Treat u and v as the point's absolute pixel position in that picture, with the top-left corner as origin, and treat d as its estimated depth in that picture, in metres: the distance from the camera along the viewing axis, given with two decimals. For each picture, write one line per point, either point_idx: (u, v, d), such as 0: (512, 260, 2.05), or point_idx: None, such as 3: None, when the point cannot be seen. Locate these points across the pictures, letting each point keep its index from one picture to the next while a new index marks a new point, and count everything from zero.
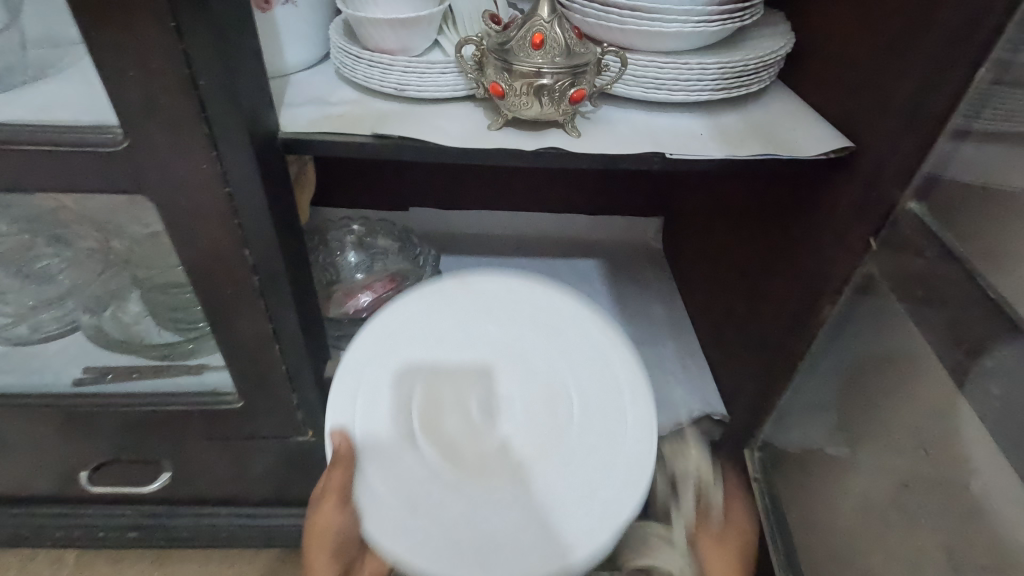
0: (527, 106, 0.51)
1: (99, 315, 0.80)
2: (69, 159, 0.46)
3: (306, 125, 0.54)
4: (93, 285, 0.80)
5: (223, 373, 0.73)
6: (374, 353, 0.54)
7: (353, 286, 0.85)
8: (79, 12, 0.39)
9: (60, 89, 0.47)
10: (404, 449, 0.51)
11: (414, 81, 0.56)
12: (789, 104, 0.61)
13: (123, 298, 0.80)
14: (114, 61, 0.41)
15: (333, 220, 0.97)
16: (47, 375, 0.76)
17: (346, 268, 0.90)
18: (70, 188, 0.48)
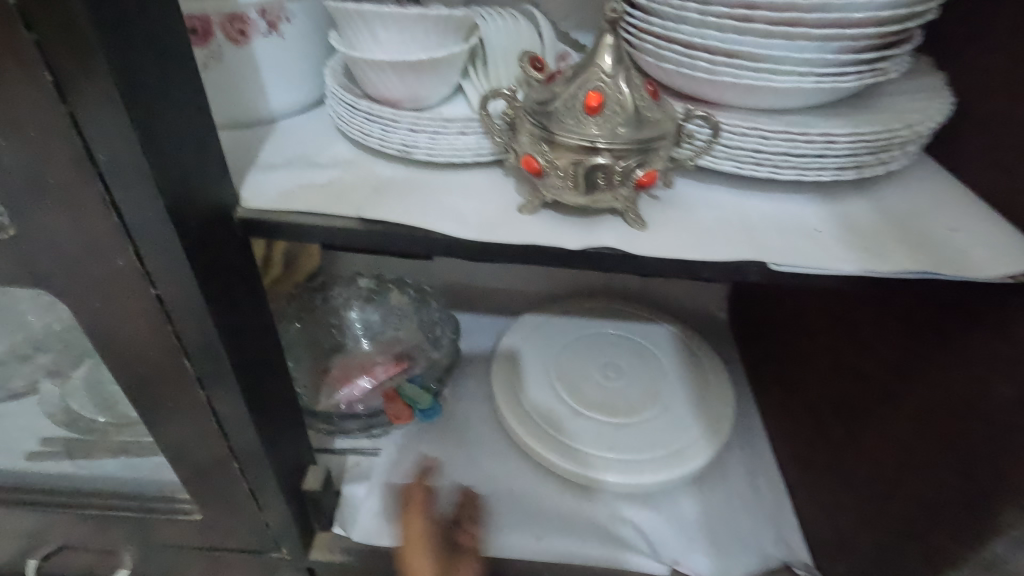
0: (573, 190, 0.37)
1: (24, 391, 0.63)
2: None
3: (274, 198, 0.40)
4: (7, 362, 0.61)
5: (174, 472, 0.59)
6: (512, 346, 0.75)
7: (356, 363, 0.73)
8: None
9: None
10: (538, 395, 0.69)
11: (424, 143, 0.42)
12: (945, 189, 0.43)
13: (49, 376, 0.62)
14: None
15: (342, 271, 0.84)
16: None
17: (352, 333, 0.79)
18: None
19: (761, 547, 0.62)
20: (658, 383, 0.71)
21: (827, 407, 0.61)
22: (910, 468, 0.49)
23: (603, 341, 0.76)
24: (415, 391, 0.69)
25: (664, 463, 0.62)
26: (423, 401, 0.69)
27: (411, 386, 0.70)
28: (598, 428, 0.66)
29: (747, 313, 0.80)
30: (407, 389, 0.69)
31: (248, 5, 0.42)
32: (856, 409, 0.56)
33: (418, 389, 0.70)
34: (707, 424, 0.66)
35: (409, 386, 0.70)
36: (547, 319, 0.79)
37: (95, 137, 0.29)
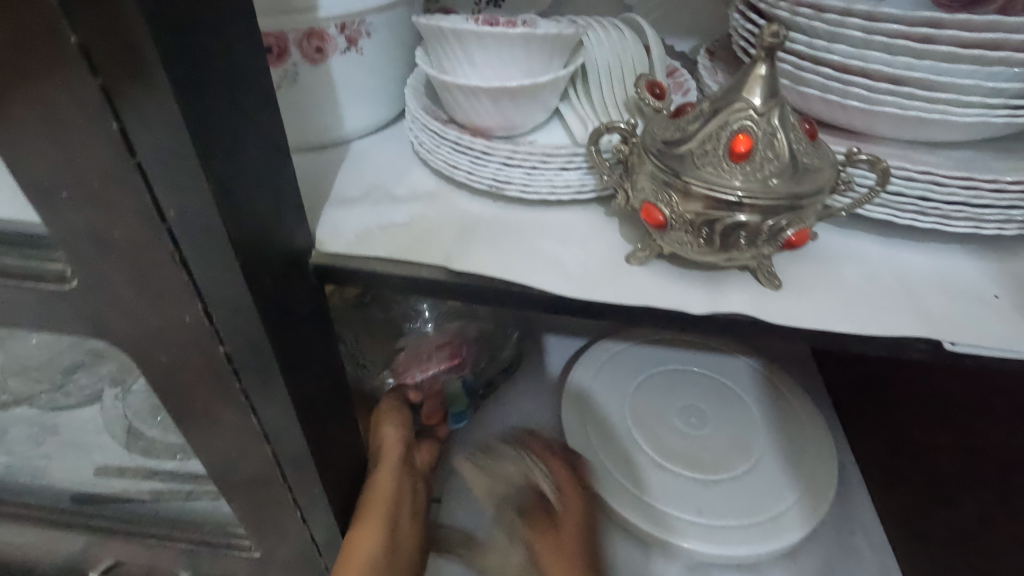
0: (701, 248, 0.31)
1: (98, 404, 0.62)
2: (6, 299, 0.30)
3: (352, 241, 0.36)
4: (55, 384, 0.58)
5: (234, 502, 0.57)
6: (571, 393, 0.69)
7: (412, 348, 0.68)
8: None
9: None
10: (610, 429, 0.65)
11: (518, 177, 0.37)
12: None
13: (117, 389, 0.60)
14: (30, 175, 0.25)
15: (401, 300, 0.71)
16: (43, 473, 0.63)
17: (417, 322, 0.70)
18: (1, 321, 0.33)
19: None
20: (723, 403, 0.68)
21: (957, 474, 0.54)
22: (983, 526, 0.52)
23: (660, 379, 0.71)
24: (456, 393, 0.68)
25: (756, 492, 0.60)
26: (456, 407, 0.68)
27: (453, 386, 0.68)
28: (684, 483, 0.61)
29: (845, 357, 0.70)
30: (448, 390, 0.68)
31: (328, 20, 0.38)
32: (964, 477, 0.54)
33: (459, 390, 0.68)
34: (803, 485, 0.61)
35: (452, 388, 0.68)
36: (616, 350, 0.74)
37: (164, 187, 0.25)
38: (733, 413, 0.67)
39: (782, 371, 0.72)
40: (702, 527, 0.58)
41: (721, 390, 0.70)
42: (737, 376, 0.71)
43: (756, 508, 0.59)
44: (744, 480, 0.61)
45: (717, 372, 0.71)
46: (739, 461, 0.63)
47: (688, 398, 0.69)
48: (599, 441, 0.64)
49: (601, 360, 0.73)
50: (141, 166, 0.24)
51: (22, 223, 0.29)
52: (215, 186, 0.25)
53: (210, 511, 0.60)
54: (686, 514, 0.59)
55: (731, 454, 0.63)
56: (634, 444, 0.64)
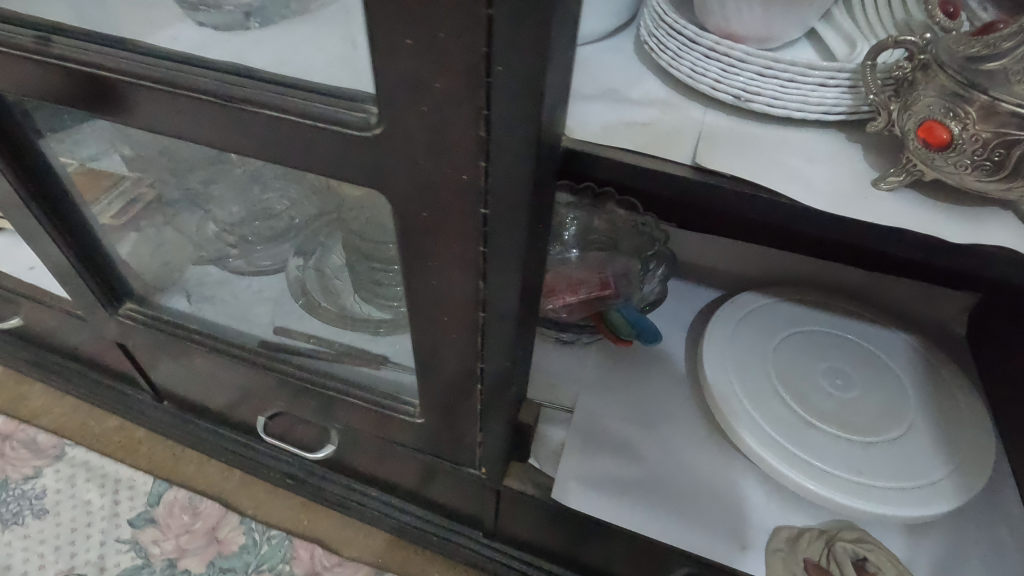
0: (978, 171, 0.31)
1: (308, 261, 0.73)
2: (314, 137, 0.36)
3: (599, 133, 0.38)
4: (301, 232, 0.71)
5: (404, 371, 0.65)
6: (714, 335, 0.69)
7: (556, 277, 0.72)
8: None
9: (315, 34, 0.38)
10: (752, 374, 0.66)
11: (771, 89, 0.37)
12: None
13: (328, 249, 0.71)
14: (388, 24, 0.30)
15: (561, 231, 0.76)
16: (244, 318, 0.74)
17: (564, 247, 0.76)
18: (304, 168, 0.39)
19: None
20: (875, 369, 0.67)
21: None
22: None
23: (807, 336, 0.70)
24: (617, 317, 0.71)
25: (898, 462, 0.59)
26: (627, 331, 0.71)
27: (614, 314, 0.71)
28: (832, 442, 0.61)
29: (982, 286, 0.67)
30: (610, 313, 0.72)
31: None
32: None
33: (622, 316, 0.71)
34: (950, 462, 0.59)
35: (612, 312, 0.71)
36: (764, 302, 0.73)
37: (504, 44, 0.29)
38: (885, 380, 0.66)
39: (943, 354, 0.68)
40: (851, 485, 0.58)
41: (872, 357, 0.68)
42: (891, 345, 0.69)
43: (897, 474, 0.58)
44: (887, 446, 0.61)
45: (870, 339, 0.70)
46: (885, 428, 0.62)
47: (836, 359, 0.68)
48: (739, 384, 0.65)
49: (743, 312, 0.72)
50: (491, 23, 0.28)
51: (354, 83, 0.36)
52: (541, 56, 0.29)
53: (379, 377, 0.68)
54: (823, 466, 0.59)
55: (875, 420, 0.63)
56: (772, 392, 0.65)
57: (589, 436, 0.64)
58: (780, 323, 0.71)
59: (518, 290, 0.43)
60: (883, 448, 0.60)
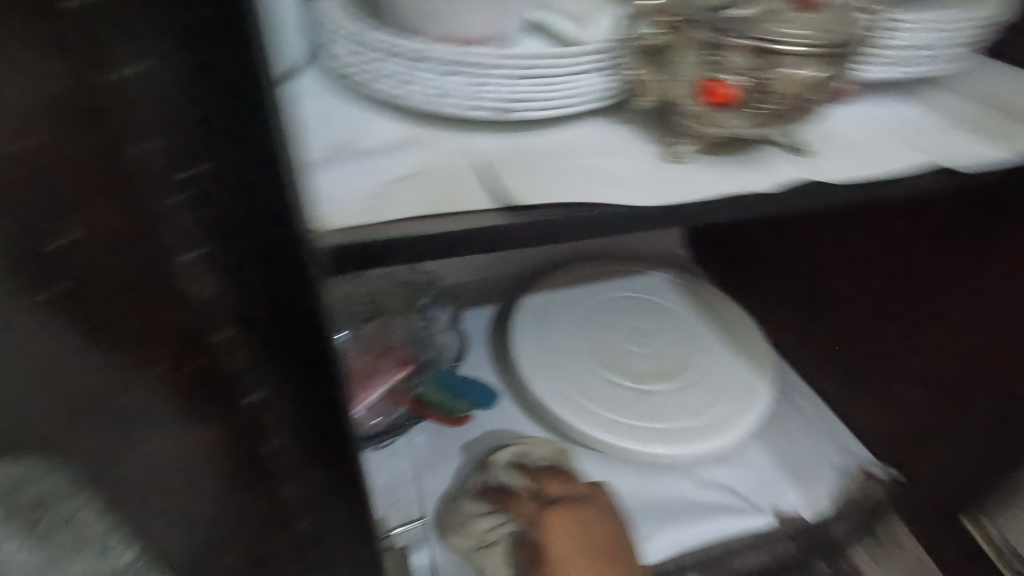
0: (761, 120, 0.30)
1: None
2: None
3: (363, 208, 0.26)
4: None
5: None
6: (523, 352, 0.64)
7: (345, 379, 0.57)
8: None
9: None
10: (575, 371, 0.63)
11: (533, 91, 0.30)
12: (998, 71, 0.44)
13: None
14: None
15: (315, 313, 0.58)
16: None
17: None
18: None
19: (830, 459, 0.63)
20: (657, 312, 0.71)
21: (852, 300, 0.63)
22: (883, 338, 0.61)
23: (594, 309, 0.70)
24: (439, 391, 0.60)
25: (722, 382, 0.63)
26: (460, 403, 0.59)
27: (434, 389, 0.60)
28: (667, 396, 0.62)
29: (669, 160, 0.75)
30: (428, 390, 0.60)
31: None
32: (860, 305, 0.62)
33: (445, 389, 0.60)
34: (751, 360, 0.66)
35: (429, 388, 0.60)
36: (546, 298, 0.71)
37: (184, 127, 0.17)
38: (671, 315, 0.71)
39: (692, 276, 0.77)
40: (704, 427, 0.59)
41: (651, 302, 0.72)
42: (657, 284, 0.75)
43: (731, 393, 0.62)
44: (705, 372, 0.64)
45: (639, 288, 0.74)
46: (695, 359, 0.66)
47: (628, 318, 0.70)
48: (573, 388, 0.61)
49: (536, 317, 0.69)
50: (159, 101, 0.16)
51: None
52: (265, 139, 0.17)
53: None
54: (675, 424, 0.59)
55: (686, 355, 0.66)
56: (601, 379, 0.63)
57: (469, 536, 0.53)
58: (567, 309, 0.70)
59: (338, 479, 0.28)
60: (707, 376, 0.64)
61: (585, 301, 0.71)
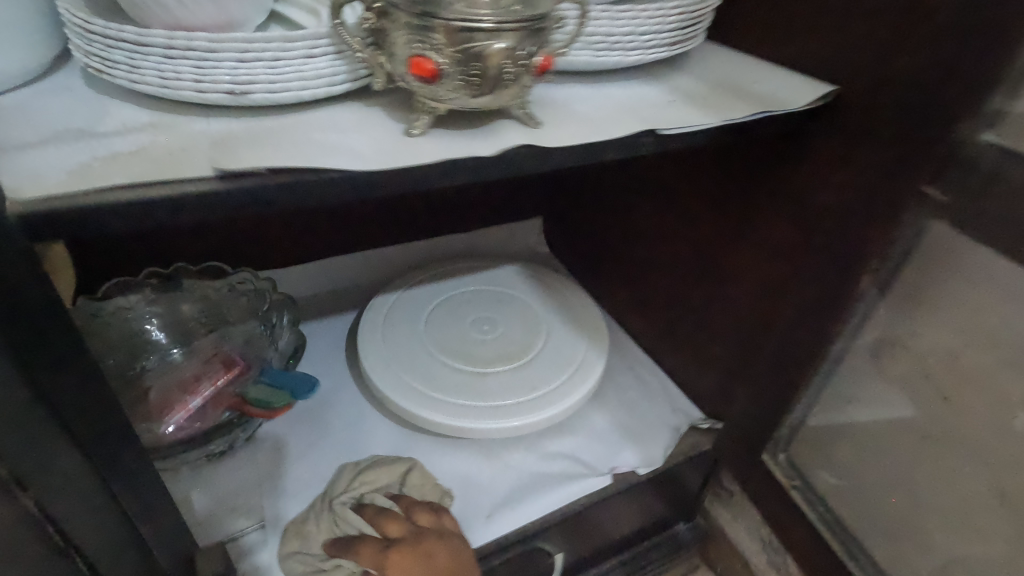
0: (468, 93, 0.34)
1: None
2: None
3: (70, 180, 0.27)
4: None
5: None
6: (371, 350, 0.67)
7: (167, 388, 0.57)
8: None
9: None
10: (417, 364, 0.66)
11: (263, 74, 0.33)
12: (728, 58, 0.51)
13: None
14: None
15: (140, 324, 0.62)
16: None
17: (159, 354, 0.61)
18: None
19: (663, 420, 0.69)
20: (505, 302, 0.75)
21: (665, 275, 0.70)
22: (690, 307, 0.67)
23: (444, 305, 0.74)
24: (261, 389, 0.58)
25: (560, 361, 0.67)
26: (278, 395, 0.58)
27: (255, 387, 0.58)
28: (502, 378, 0.66)
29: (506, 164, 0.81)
30: (251, 389, 0.58)
31: None
32: (672, 280, 0.69)
33: (266, 385, 0.59)
34: (588, 337, 0.71)
35: (252, 386, 0.58)
36: (397, 298, 0.74)
37: None
38: (517, 303, 0.75)
39: (541, 267, 0.82)
40: (533, 402, 0.63)
41: (500, 293, 0.76)
42: (508, 276, 0.79)
43: (567, 366, 0.67)
44: (543, 351, 0.69)
45: (490, 281, 0.78)
46: (535, 341, 0.70)
47: (475, 310, 0.73)
48: (414, 380, 0.64)
49: (384, 317, 0.71)
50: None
51: None
52: None
53: None
54: (505, 402, 0.63)
55: (527, 338, 0.70)
56: (442, 367, 0.66)
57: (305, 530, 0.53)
58: (417, 306, 0.73)
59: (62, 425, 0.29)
60: (544, 354, 0.68)
61: (436, 297, 0.74)
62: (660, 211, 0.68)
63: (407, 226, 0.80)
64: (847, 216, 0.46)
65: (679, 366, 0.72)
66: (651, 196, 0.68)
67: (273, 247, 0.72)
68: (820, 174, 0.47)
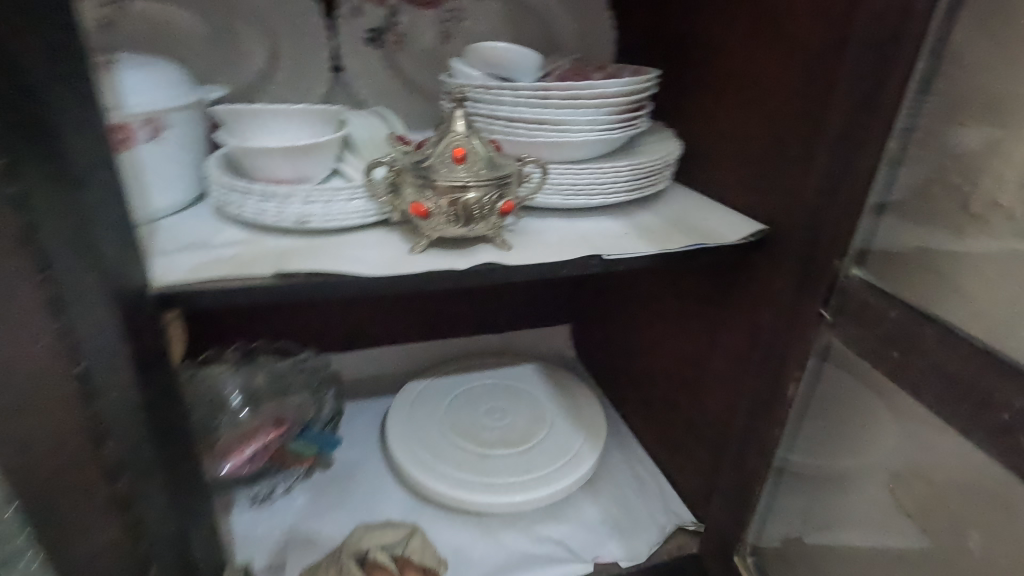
0: (454, 224, 0.48)
1: None
2: None
3: (189, 273, 0.44)
4: None
5: None
6: (395, 425, 0.78)
7: (229, 437, 0.69)
8: None
9: None
10: (431, 442, 0.76)
11: (318, 210, 0.48)
12: (688, 200, 0.63)
13: None
14: None
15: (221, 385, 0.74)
16: None
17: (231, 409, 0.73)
18: None
19: (655, 519, 0.72)
20: (517, 396, 0.85)
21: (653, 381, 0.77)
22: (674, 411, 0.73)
23: (464, 394, 0.85)
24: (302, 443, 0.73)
25: (559, 451, 0.75)
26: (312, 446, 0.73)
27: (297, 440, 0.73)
28: (502, 460, 0.74)
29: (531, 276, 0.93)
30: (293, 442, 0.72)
31: (131, 115, 0.45)
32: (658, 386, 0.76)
33: (305, 439, 0.73)
34: (587, 433, 0.78)
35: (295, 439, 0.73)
36: (426, 385, 0.86)
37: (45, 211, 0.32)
38: (528, 398, 0.84)
39: (557, 368, 0.91)
40: (528, 483, 0.70)
41: (515, 387, 0.86)
42: (525, 374, 0.90)
43: (563, 455, 0.74)
44: (543, 441, 0.76)
45: (508, 377, 0.89)
46: (538, 431, 0.78)
47: (490, 400, 0.84)
48: (426, 454, 0.74)
49: (412, 400, 0.83)
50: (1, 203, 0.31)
51: None
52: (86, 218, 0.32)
53: None
54: (501, 481, 0.71)
55: (531, 428, 0.79)
56: (452, 446, 0.76)
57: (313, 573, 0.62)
58: (442, 393, 0.84)
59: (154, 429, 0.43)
60: (545, 443, 0.76)
61: (457, 387, 0.86)
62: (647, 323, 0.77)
63: (439, 325, 0.92)
64: (780, 329, 0.55)
65: (669, 469, 0.76)
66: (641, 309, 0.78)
67: (332, 335, 0.87)
68: (759, 295, 0.56)
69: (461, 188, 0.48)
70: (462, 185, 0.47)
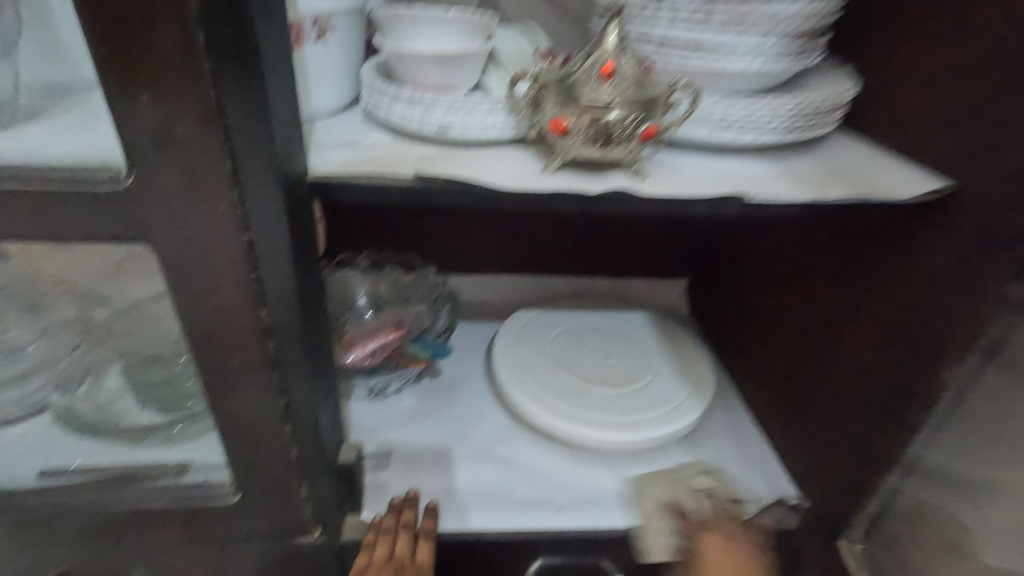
0: (592, 145, 0.47)
1: (71, 392, 0.62)
2: (66, 217, 0.38)
3: (339, 167, 0.47)
4: (73, 353, 0.61)
5: (218, 454, 0.55)
6: (500, 347, 0.81)
7: (355, 331, 0.76)
8: (93, 44, 0.33)
9: (54, 122, 0.40)
10: (534, 368, 0.78)
11: (459, 119, 0.49)
12: (858, 148, 0.55)
13: (103, 367, 0.62)
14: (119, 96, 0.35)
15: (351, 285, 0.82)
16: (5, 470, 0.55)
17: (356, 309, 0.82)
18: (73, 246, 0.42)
19: (754, 487, 0.69)
20: (624, 339, 0.84)
21: (774, 344, 0.72)
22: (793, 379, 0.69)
23: (570, 329, 0.85)
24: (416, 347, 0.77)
25: (660, 399, 0.73)
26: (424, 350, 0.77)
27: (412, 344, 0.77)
28: (602, 397, 0.74)
29: (654, 220, 0.89)
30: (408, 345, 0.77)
31: (304, 13, 0.49)
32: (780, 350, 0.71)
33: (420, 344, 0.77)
34: (693, 387, 0.75)
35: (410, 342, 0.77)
36: (534, 315, 0.87)
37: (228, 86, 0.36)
38: (635, 343, 0.83)
39: (668, 320, 0.88)
40: (626, 423, 0.70)
41: (623, 331, 0.85)
42: (635, 319, 0.88)
43: (665, 404, 0.73)
44: (646, 387, 0.75)
45: (617, 320, 0.88)
46: (641, 375, 0.77)
47: (596, 339, 0.83)
48: (527, 379, 0.76)
49: (519, 327, 0.85)
50: (196, 81, 0.35)
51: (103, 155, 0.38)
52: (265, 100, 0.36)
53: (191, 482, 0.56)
54: (599, 417, 0.71)
55: (635, 372, 0.78)
56: (552, 376, 0.77)
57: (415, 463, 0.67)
58: (548, 325, 0.85)
59: (301, 303, 0.48)
60: (646, 389, 0.75)
61: (564, 321, 0.86)
62: (779, 283, 0.71)
63: (552, 260, 0.92)
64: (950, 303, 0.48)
65: (778, 438, 0.72)
66: (775, 266, 0.72)
67: (451, 256, 0.91)
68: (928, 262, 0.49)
69: (606, 107, 0.46)
70: (606, 104, 0.46)
